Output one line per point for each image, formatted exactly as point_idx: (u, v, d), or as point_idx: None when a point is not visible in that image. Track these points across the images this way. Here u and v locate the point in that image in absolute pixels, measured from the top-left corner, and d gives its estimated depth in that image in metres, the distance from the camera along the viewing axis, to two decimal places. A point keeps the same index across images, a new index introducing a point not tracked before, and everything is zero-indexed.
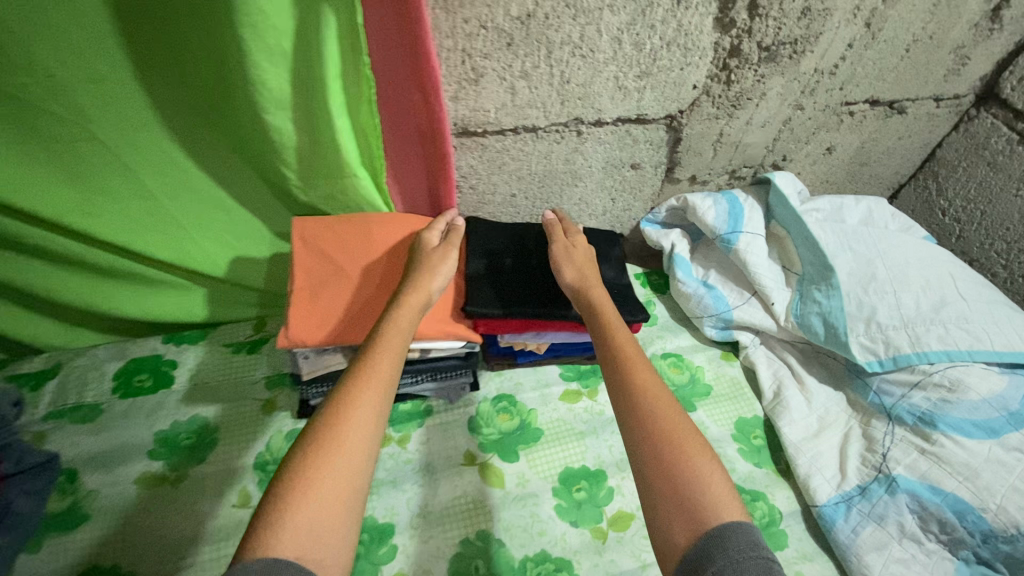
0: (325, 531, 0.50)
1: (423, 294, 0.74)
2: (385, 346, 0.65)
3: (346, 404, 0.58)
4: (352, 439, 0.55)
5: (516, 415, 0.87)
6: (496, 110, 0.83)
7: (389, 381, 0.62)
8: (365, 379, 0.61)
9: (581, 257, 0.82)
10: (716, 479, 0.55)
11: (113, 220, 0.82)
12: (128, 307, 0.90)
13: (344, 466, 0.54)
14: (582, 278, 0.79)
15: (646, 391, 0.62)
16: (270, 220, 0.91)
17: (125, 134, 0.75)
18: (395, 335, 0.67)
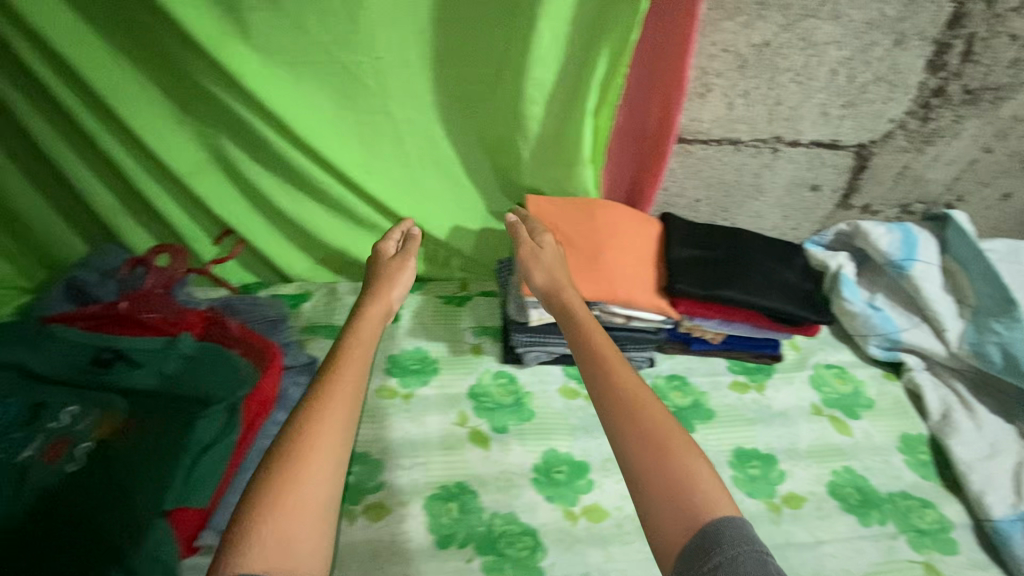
0: (306, 520, 0.57)
1: (379, 312, 0.82)
2: (350, 358, 0.71)
3: (315, 414, 0.64)
4: (327, 438, 0.62)
5: (689, 394, 0.96)
6: (711, 122, 0.95)
7: (354, 387, 0.68)
8: (334, 387, 0.67)
9: (544, 257, 0.83)
10: (705, 482, 0.55)
11: (380, 180, 1.00)
12: (365, 254, 1.08)
13: (311, 475, 0.59)
14: (553, 282, 0.81)
15: (628, 405, 0.62)
16: (489, 197, 1.07)
17: (409, 111, 0.93)
18: (358, 348, 0.74)
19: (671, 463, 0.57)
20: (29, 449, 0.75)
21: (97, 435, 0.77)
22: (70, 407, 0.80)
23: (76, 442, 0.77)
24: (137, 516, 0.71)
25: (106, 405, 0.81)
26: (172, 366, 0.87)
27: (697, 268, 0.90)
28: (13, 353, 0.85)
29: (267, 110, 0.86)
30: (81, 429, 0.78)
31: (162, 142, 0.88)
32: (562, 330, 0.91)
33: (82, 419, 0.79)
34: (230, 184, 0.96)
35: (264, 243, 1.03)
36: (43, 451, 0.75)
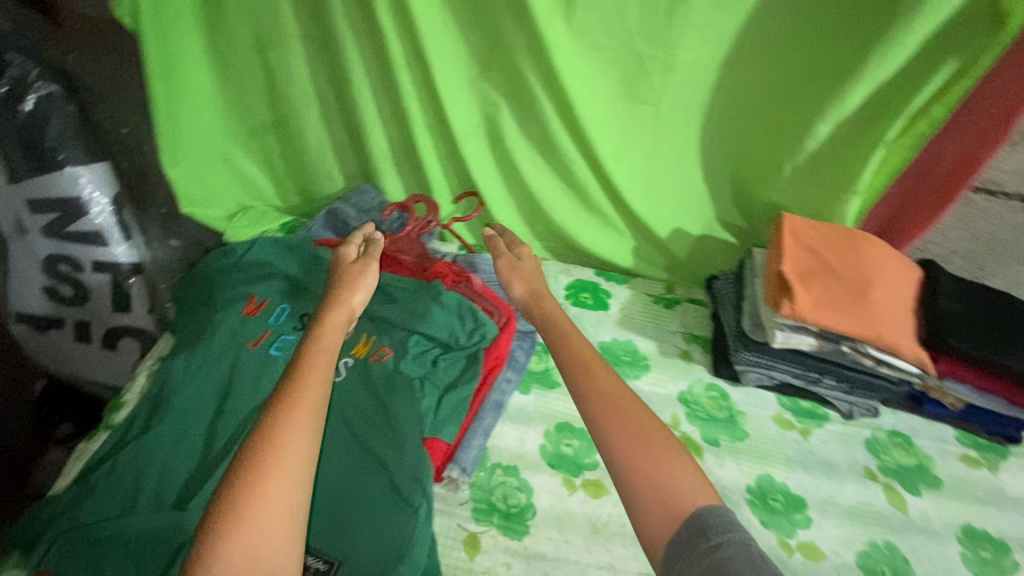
0: (273, 532, 0.54)
1: (346, 313, 0.75)
2: (312, 369, 0.65)
3: (276, 434, 0.59)
4: (290, 459, 0.57)
5: (912, 454, 0.90)
6: (1011, 172, 0.87)
7: (314, 398, 0.63)
8: (296, 403, 0.61)
9: (531, 269, 0.81)
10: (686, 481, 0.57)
11: (627, 168, 1.01)
12: (583, 238, 1.09)
13: (283, 477, 0.56)
14: (533, 291, 0.78)
15: (603, 417, 0.61)
16: (723, 206, 1.04)
17: (683, 109, 0.94)
18: (320, 356, 0.68)
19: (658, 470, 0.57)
20: None
21: (354, 352, 0.88)
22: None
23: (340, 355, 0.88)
24: (413, 431, 0.77)
25: (364, 329, 0.91)
26: (423, 307, 0.92)
27: (968, 326, 0.84)
28: (290, 265, 0.97)
29: (559, 85, 0.89)
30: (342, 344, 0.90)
31: (453, 99, 0.93)
32: (799, 359, 0.87)
33: (343, 335, 0.91)
34: (489, 148, 1.01)
35: (498, 209, 1.08)
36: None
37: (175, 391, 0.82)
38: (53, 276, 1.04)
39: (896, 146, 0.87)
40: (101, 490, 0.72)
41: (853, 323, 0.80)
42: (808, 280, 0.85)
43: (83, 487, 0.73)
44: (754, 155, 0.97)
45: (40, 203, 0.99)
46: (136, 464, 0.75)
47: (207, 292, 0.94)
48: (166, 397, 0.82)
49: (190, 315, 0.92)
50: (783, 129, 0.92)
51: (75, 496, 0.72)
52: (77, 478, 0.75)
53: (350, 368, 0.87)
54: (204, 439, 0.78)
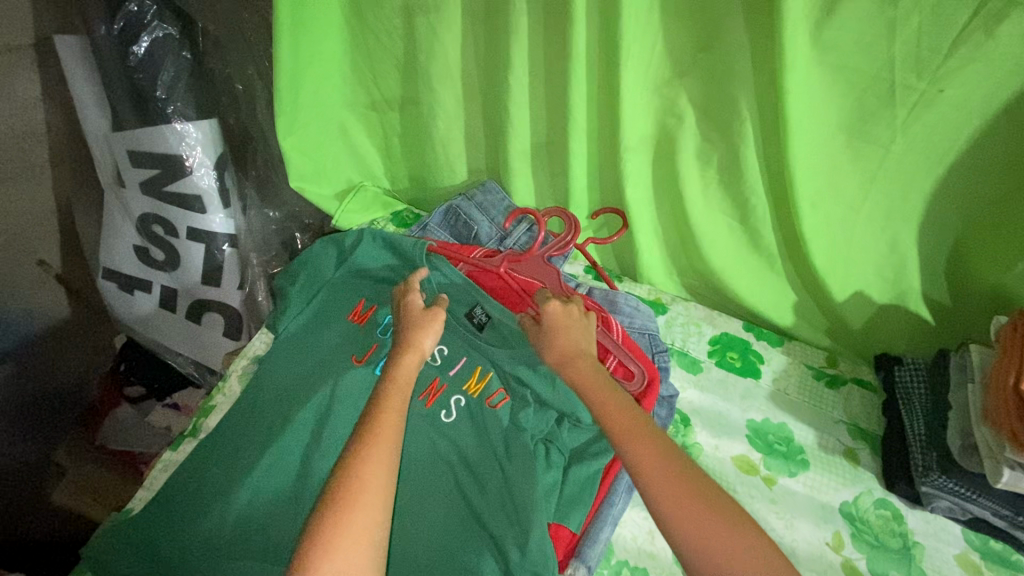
0: None
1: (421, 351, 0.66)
2: (391, 406, 0.59)
3: (349, 476, 0.52)
4: (367, 508, 0.51)
5: None
6: None
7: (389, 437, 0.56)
8: (374, 443, 0.55)
9: (564, 333, 0.69)
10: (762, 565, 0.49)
11: (821, 214, 0.81)
12: (739, 285, 0.91)
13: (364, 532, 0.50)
14: (567, 353, 0.67)
15: (655, 484, 0.53)
16: (932, 281, 0.83)
17: (918, 156, 0.73)
18: (396, 388, 0.61)
19: (734, 549, 0.49)
20: None
21: (464, 389, 0.75)
22: (441, 345, 0.79)
23: (451, 392, 0.76)
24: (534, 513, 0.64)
25: (478, 361, 0.77)
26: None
27: None
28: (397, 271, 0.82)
29: (774, 104, 0.70)
30: (452, 377, 0.77)
31: (629, 100, 0.76)
32: (1015, 503, 0.69)
33: (455, 365, 0.78)
34: (651, 165, 0.84)
35: (642, 235, 0.91)
36: (422, 390, 0.76)
37: (268, 407, 0.73)
38: (145, 235, 0.96)
39: None
40: (187, 517, 0.65)
41: None
42: None
43: (164, 510, 0.66)
44: (994, 228, 0.75)
45: (141, 155, 0.89)
46: (221, 493, 0.66)
47: (308, 285, 0.83)
48: (256, 413, 0.73)
49: (289, 312, 0.81)
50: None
51: (160, 517, 0.65)
52: (162, 494, 0.67)
53: (461, 409, 0.74)
54: (293, 475, 0.68)
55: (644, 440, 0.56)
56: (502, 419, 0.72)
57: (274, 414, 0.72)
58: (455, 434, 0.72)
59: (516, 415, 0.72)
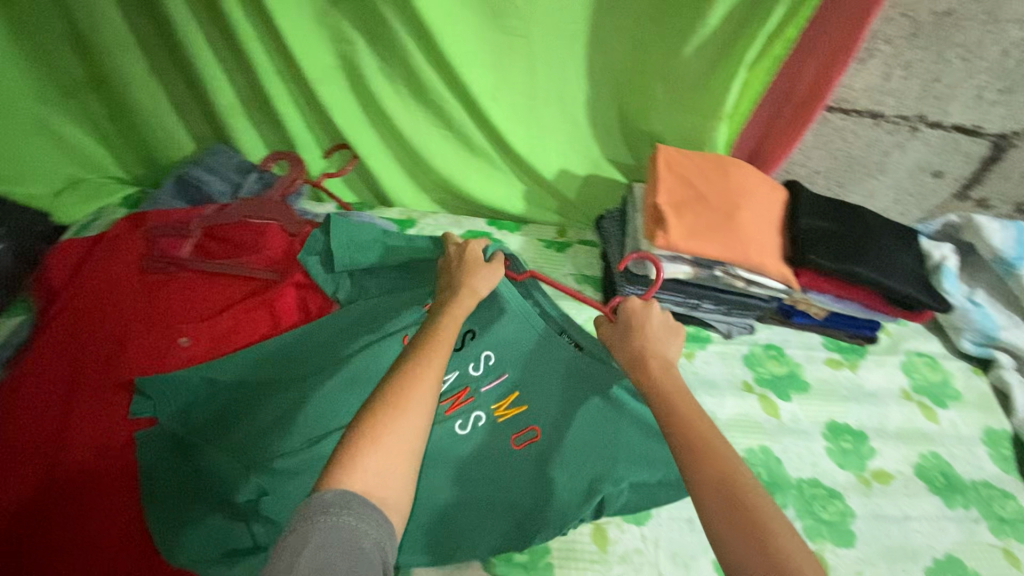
0: (398, 472, 0.52)
1: (472, 295, 0.73)
2: (441, 338, 0.65)
3: (405, 382, 0.58)
4: (416, 404, 0.57)
5: (785, 364, 0.97)
6: (861, 90, 0.91)
7: (438, 357, 0.63)
8: (427, 359, 0.62)
9: (651, 335, 0.72)
10: (779, 524, 0.52)
11: (504, 107, 0.97)
12: (471, 184, 1.06)
13: (411, 421, 0.55)
14: (637, 352, 0.71)
15: (698, 458, 0.57)
16: (608, 143, 1.03)
17: (551, 38, 0.89)
18: (448, 321, 0.68)
19: (749, 505, 0.53)
20: (439, 384, 0.80)
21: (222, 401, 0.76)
22: (487, 351, 0.82)
23: (477, 405, 0.78)
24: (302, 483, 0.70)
25: (513, 386, 0.79)
26: (579, 391, 0.78)
27: (830, 242, 0.88)
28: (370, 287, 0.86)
29: (415, 16, 0.83)
30: (483, 392, 0.79)
31: (301, 39, 0.85)
32: (680, 287, 0.90)
33: (489, 381, 0.80)
34: (353, 95, 0.94)
35: (376, 162, 1.01)
36: (448, 396, 0.79)
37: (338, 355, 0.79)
38: None
39: (755, 70, 0.86)
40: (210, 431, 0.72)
41: (721, 250, 0.83)
42: (682, 210, 0.86)
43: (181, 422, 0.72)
44: (640, 86, 0.95)
45: None
46: (247, 425, 0.73)
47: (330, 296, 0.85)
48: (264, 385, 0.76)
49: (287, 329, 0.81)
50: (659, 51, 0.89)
51: (201, 389, 0.75)
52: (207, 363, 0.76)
53: (480, 426, 0.77)
54: (303, 416, 0.74)
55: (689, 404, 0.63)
56: (540, 456, 0.75)
57: (317, 370, 0.78)
58: (468, 446, 0.76)
59: (535, 452, 0.75)
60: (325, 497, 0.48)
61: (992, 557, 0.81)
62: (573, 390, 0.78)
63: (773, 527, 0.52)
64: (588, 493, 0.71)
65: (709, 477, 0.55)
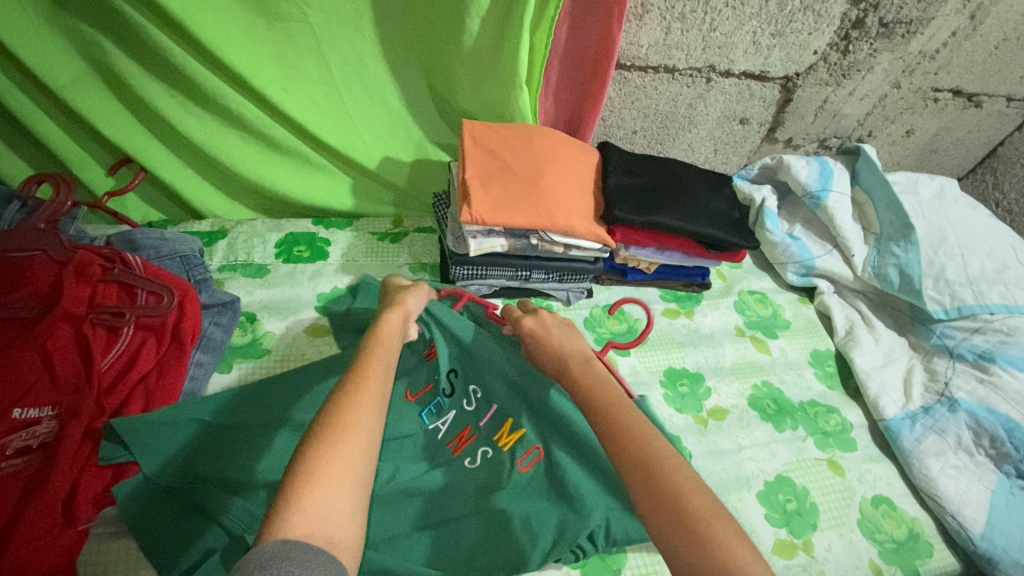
0: (342, 509, 0.46)
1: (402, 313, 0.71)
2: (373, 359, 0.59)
3: (342, 406, 0.52)
4: (359, 425, 0.51)
5: (624, 321, 0.99)
6: (648, 46, 0.93)
7: (379, 378, 0.57)
8: (362, 380, 0.56)
9: (553, 336, 0.72)
10: (694, 489, 0.50)
11: (303, 99, 0.92)
12: (289, 186, 0.99)
13: (352, 451, 0.49)
14: (546, 345, 0.72)
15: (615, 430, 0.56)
16: (425, 125, 1.00)
17: (330, 22, 0.84)
18: (384, 343, 0.63)
19: (665, 474, 0.51)
20: (440, 423, 0.78)
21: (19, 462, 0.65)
22: (478, 386, 0.81)
23: (480, 441, 0.77)
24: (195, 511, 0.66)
25: (513, 416, 0.78)
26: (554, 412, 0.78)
27: (637, 198, 0.91)
28: (348, 339, 0.87)
29: (161, 10, 0.76)
30: (483, 426, 0.78)
31: (35, 47, 0.78)
32: (505, 262, 0.90)
33: (485, 415, 0.79)
34: (122, 103, 0.87)
35: (171, 173, 0.94)
36: (451, 437, 0.77)
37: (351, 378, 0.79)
38: None
39: (537, 36, 0.83)
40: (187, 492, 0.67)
41: (527, 218, 0.83)
42: (489, 183, 0.85)
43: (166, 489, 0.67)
44: (439, 64, 0.91)
45: None
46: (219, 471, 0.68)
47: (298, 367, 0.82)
48: (237, 449, 0.70)
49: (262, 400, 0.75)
50: (441, 25, 0.85)
51: (193, 432, 0.71)
52: (198, 400, 0.72)
53: (488, 460, 0.75)
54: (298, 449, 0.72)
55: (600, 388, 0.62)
56: (541, 480, 0.73)
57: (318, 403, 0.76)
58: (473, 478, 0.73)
59: (546, 470, 0.74)
60: (264, 550, 0.40)
61: (817, 470, 0.85)
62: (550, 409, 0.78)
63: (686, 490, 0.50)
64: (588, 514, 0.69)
65: (627, 457, 0.53)
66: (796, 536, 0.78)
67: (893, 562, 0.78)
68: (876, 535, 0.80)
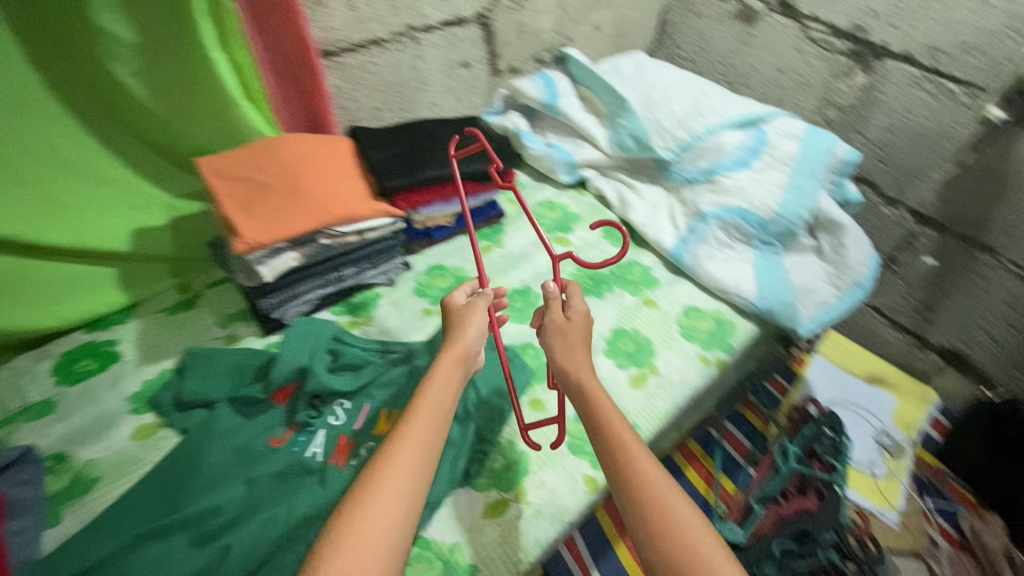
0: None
1: (448, 366, 0.69)
2: (366, 515, 0.53)
3: (350, 520, 0.53)
4: (377, 530, 0.53)
5: (448, 275, 1.06)
6: (343, 27, 0.98)
7: (378, 529, 0.53)
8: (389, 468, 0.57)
9: (569, 345, 0.73)
10: (685, 521, 0.56)
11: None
12: (35, 306, 0.87)
13: (380, 539, 0.52)
14: (571, 370, 0.70)
15: (623, 476, 0.60)
16: (169, 183, 0.97)
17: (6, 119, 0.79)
18: (403, 453, 0.58)
19: (654, 502, 0.58)
20: (315, 447, 0.79)
21: None
22: (340, 401, 0.84)
23: (361, 443, 0.80)
24: None
25: (378, 404, 0.83)
26: (412, 383, 0.85)
27: (402, 163, 1.00)
28: (191, 418, 0.81)
29: None
30: (358, 429, 0.81)
31: None
32: (311, 272, 0.91)
33: (356, 418, 0.82)
34: None
35: None
36: (330, 453, 0.78)
37: (206, 454, 0.76)
38: None
39: (236, 56, 0.85)
40: None
41: (304, 223, 0.84)
42: (253, 208, 0.84)
43: None
44: (138, 107, 0.87)
45: None
46: None
47: (146, 473, 0.76)
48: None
49: (112, 523, 0.70)
50: (105, 57, 0.80)
51: None
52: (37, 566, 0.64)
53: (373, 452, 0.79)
54: (180, 545, 0.68)
55: (620, 437, 0.63)
56: None
57: (184, 492, 0.73)
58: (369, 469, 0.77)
59: None
60: None
61: (639, 311, 1.03)
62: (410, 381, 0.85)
63: (676, 521, 0.56)
64: (466, 425, 0.80)
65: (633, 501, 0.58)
66: (643, 367, 0.94)
67: (713, 347, 0.98)
68: (693, 333, 1.00)
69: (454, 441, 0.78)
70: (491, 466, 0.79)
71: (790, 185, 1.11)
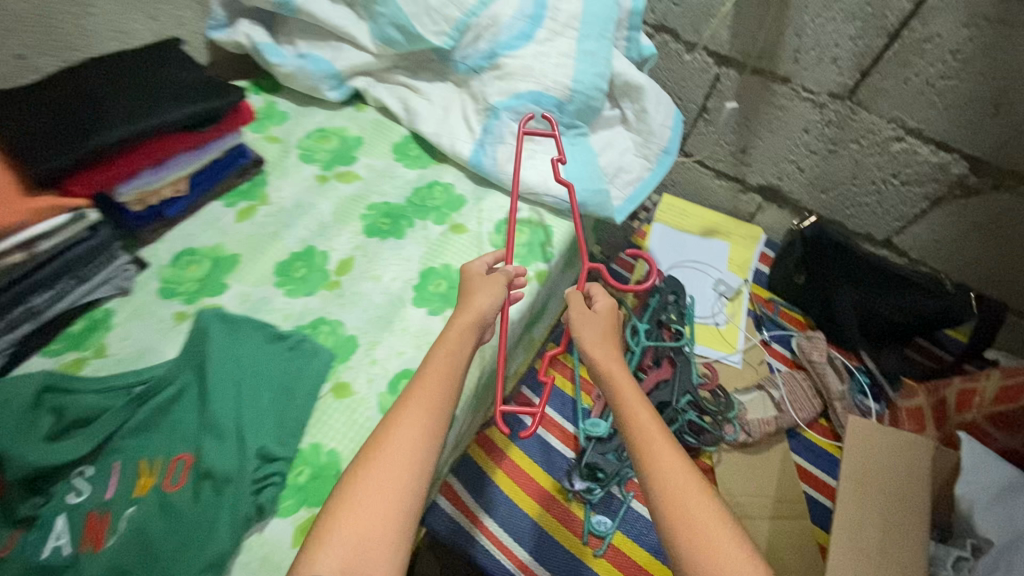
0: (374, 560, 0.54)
1: (466, 332, 0.72)
2: (368, 479, 0.58)
3: (354, 485, 0.58)
4: (380, 496, 0.57)
5: (203, 259, 0.82)
6: None
7: (381, 495, 0.57)
8: (392, 433, 0.61)
9: (589, 337, 0.80)
10: (702, 517, 0.61)
11: None
12: None
13: (383, 504, 0.57)
14: (601, 357, 0.78)
15: (652, 470, 0.64)
16: None
17: None
18: (406, 417, 0.62)
19: (669, 486, 0.63)
20: (55, 543, 0.58)
21: None
22: (79, 471, 0.63)
23: (121, 513, 0.61)
24: None
25: (134, 457, 0.64)
26: (174, 416, 0.68)
27: (60, 134, 0.71)
28: None
29: None
30: (114, 497, 0.62)
31: None
32: None
33: (108, 484, 0.63)
34: None
35: None
36: (81, 540, 0.59)
37: None
38: None
39: None
40: None
41: None
42: None
43: None
44: None
45: None
46: None
47: None
48: None
49: None
50: None
51: None
52: None
53: (139, 519, 0.60)
54: None
55: (645, 427, 0.68)
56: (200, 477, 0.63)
57: None
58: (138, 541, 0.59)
59: (198, 464, 0.64)
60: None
61: (446, 241, 0.89)
62: (170, 416, 0.68)
63: (697, 516, 0.61)
64: (249, 443, 0.64)
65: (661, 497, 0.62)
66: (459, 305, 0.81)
67: (532, 260, 0.90)
68: None
69: (235, 471, 0.63)
70: (294, 479, 0.66)
71: (580, 52, 0.97)
